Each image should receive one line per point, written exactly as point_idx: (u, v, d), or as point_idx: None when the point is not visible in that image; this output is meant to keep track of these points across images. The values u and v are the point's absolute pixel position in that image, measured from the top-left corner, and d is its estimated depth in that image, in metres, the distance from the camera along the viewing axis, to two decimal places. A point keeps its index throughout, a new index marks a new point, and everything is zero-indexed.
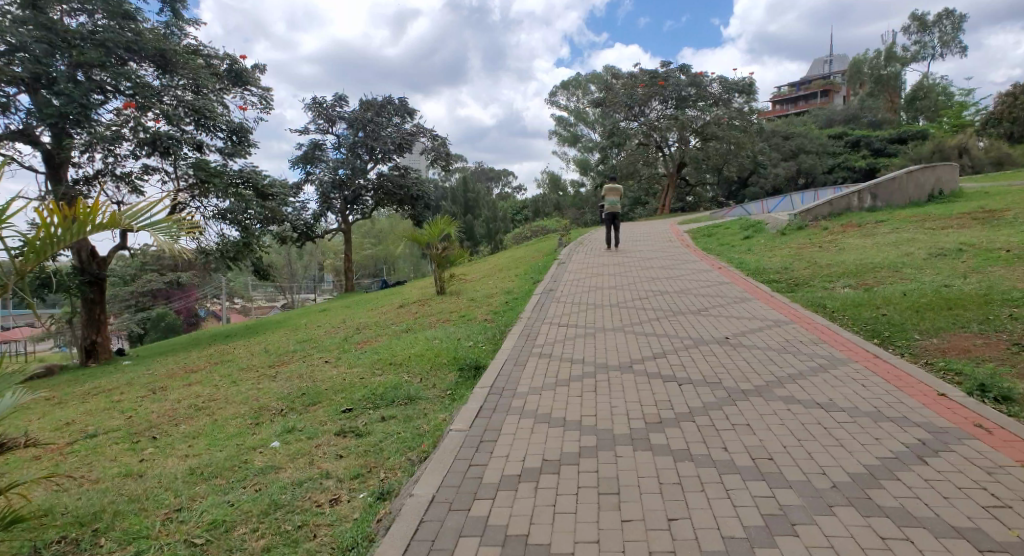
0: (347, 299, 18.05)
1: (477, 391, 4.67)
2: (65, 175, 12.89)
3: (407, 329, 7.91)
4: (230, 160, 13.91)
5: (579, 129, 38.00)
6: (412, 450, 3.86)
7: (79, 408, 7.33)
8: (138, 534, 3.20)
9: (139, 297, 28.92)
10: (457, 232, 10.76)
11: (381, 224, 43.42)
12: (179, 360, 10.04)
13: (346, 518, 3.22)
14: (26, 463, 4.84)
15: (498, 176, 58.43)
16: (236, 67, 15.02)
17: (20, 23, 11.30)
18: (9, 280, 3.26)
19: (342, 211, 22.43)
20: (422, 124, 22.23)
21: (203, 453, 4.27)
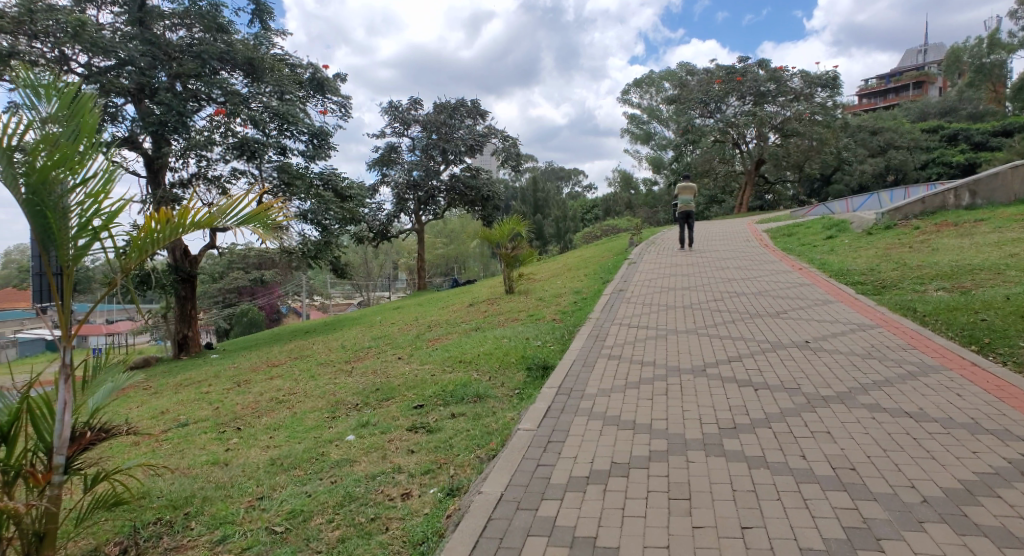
0: (419, 298, 18.36)
1: (545, 391, 4.67)
2: (163, 179, 13.71)
3: (477, 328, 8.01)
4: (312, 163, 14.53)
5: (651, 127, 37.48)
6: (481, 448, 3.90)
7: (172, 398, 7.81)
8: (225, 519, 3.37)
9: (226, 294, 30.67)
10: (526, 231, 10.78)
11: (453, 224, 44.16)
12: (261, 355, 10.53)
13: (417, 513, 3.29)
14: (127, 448, 5.19)
15: (568, 176, 58.64)
16: (317, 76, 15.59)
17: (128, 39, 12.23)
18: (117, 277, 3.49)
19: (416, 212, 22.94)
20: (493, 126, 22.43)
21: (283, 445, 4.45)
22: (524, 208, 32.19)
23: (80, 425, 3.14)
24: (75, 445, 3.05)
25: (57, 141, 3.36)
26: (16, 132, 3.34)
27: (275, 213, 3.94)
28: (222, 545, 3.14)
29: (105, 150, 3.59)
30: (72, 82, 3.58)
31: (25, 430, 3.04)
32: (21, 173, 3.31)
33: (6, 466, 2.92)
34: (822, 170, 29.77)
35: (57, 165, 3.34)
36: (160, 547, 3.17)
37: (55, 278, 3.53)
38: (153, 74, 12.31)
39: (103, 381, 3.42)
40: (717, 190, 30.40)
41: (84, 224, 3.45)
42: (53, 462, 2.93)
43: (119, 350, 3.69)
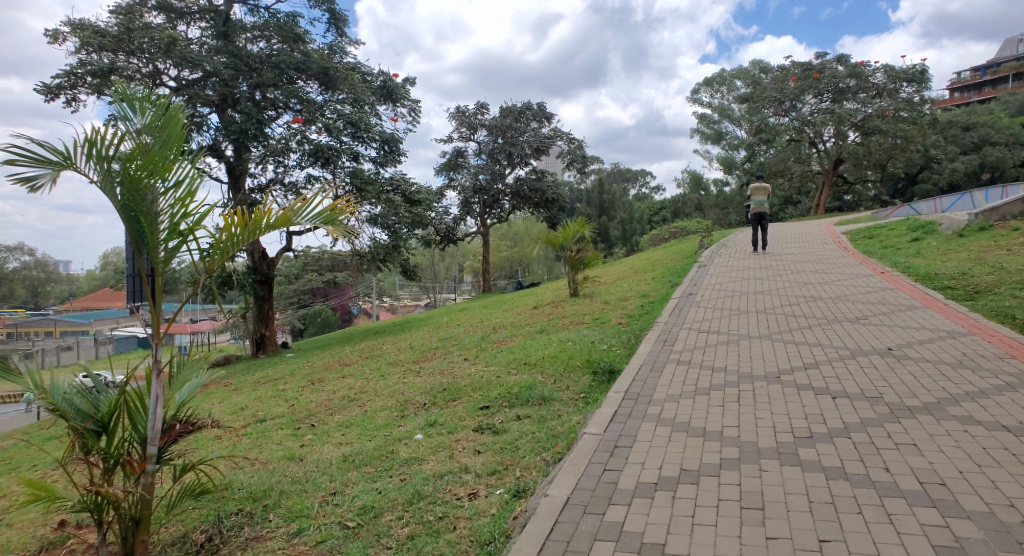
0: (484, 300, 18.50)
1: (612, 395, 4.63)
2: (243, 185, 14.36)
3: (541, 331, 8.02)
4: (383, 169, 14.93)
5: (722, 126, 36.60)
6: (547, 451, 3.89)
7: (251, 394, 8.17)
8: (300, 513, 3.50)
9: (301, 295, 31.93)
10: (591, 233, 10.70)
11: (518, 227, 44.45)
12: (334, 354, 10.89)
13: (484, 513, 3.32)
14: (211, 442, 5.47)
15: (635, 178, 58.08)
16: (388, 84, 15.98)
17: (214, 52, 12.93)
18: (201, 278, 3.67)
19: (481, 215, 23.21)
20: (559, 128, 22.41)
21: (355, 442, 4.58)
22: (589, 211, 31.97)
23: (171, 417, 3.32)
24: (165, 436, 3.23)
25: (148, 149, 3.58)
26: (112, 143, 3.56)
27: (345, 212, 4.06)
28: (298, 538, 3.25)
29: (190, 157, 3.80)
30: (162, 95, 3.82)
31: (122, 421, 3.25)
32: (117, 180, 3.55)
33: (106, 453, 3.15)
34: (905, 169, 28.21)
35: (148, 172, 3.56)
36: (241, 536, 3.32)
37: (147, 279, 3.75)
38: (235, 84, 12.94)
39: (189, 375, 3.61)
40: (792, 190, 29.29)
41: (172, 227, 3.64)
42: (147, 451, 3.11)
43: (204, 347, 3.88)
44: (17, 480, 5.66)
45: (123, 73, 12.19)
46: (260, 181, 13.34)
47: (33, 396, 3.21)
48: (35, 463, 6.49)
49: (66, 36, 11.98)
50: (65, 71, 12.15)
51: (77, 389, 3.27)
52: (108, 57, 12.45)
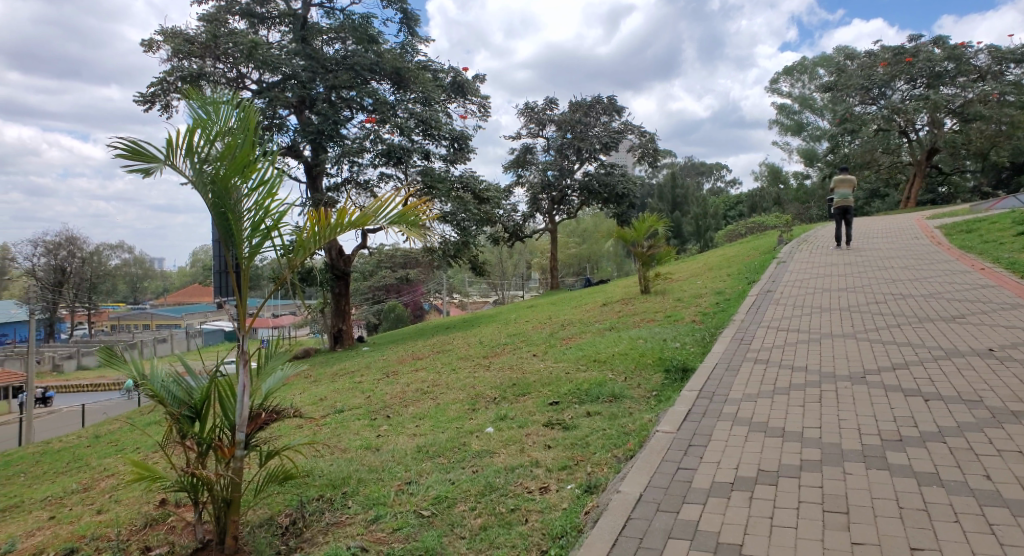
0: (553, 297, 18.48)
1: (685, 393, 4.56)
2: (320, 184, 14.87)
3: (611, 328, 7.98)
4: (452, 167, 15.12)
5: (803, 117, 35.24)
6: (618, 448, 3.88)
7: (330, 386, 8.52)
8: (377, 500, 3.62)
9: (375, 291, 33.02)
10: (664, 229, 10.58)
11: (587, 223, 44.40)
12: (409, 348, 11.16)
13: (555, 507, 3.34)
14: (293, 430, 5.75)
15: (710, 171, 56.82)
16: (459, 80, 16.09)
17: (293, 55, 13.44)
18: (285, 274, 3.83)
19: (549, 212, 23.20)
20: (629, 122, 22.11)
21: (427, 434, 4.70)
22: (660, 206, 31.47)
23: (257, 406, 3.46)
24: (252, 424, 3.36)
25: (234, 150, 3.73)
26: (200, 146, 3.73)
27: (419, 213, 4.17)
28: (376, 524, 3.37)
29: (272, 158, 3.93)
30: (246, 97, 3.96)
31: (213, 408, 3.42)
32: (206, 180, 3.73)
33: (200, 438, 3.32)
34: (1009, 157, 26.10)
35: (234, 173, 3.71)
36: (323, 520, 3.47)
37: (234, 274, 3.91)
38: (312, 86, 13.40)
39: (274, 367, 3.76)
40: (880, 182, 27.85)
41: (257, 225, 3.79)
42: (235, 438, 3.25)
43: (287, 340, 4.04)
44: (125, 460, 6.14)
45: (210, 77, 12.82)
46: (336, 180, 13.77)
47: (133, 384, 3.43)
48: (139, 444, 7.03)
49: (160, 45, 12.71)
50: (159, 78, 12.90)
51: (172, 378, 3.48)
52: (197, 63, 13.14)
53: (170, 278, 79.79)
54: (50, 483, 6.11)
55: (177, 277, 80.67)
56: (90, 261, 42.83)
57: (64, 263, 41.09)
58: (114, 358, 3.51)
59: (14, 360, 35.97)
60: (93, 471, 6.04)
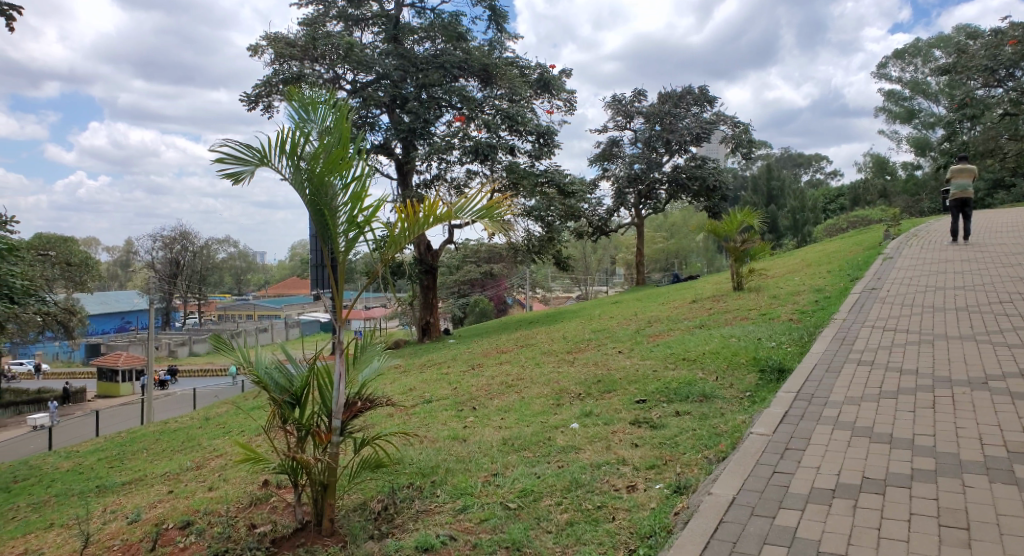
0: (639, 292, 18.24)
1: (782, 394, 4.39)
2: (410, 181, 15.31)
3: (701, 326, 7.78)
4: (537, 162, 15.12)
5: (914, 103, 33.19)
6: (709, 449, 3.77)
7: (420, 376, 8.77)
8: (465, 491, 3.69)
9: (460, 285, 33.77)
10: (759, 223, 10.26)
11: (675, 217, 43.77)
12: (493, 341, 11.31)
13: (643, 506, 3.28)
14: (385, 418, 5.98)
15: (809, 163, 54.42)
16: (545, 76, 16.07)
17: (385, 56, 13.95)
18: (377, 267, 3.97)
19: (636, 206, 22.85)
20: (722, 112, 21.51)
21: (513, 427, 4.74)
22: (755, 200, 30.33)
23: (353, 394, 3.56)
24: (348, 411, 3.47)
25: (328, 149, 3.88)
26: (298, 145, 3.90)
27: (503, 208, 4.18)
28: (464, 514, 3.43)
29: (364, 156, 4.05)
30: (341, 97, 4.10)
31: (313, 396, 3.57)
32: (304, 176, 3.90)
33: (300, 423, 3.47)
34: None
35: (329, 171, 3.86)
36: (413, 508, 3.56)
37: (331, 268, 4.08)
38: (403, 85, 13.81)
39: (368, 357, 3.90)
40: (1003, 173, 25.68)
41: (351, 220, 3.91)
42: (333, 424, 3.38)
43: (380, 333, 4.17)
44: (233, 441, 6.57)
45: (308, 78, 13.44)
46: (425, 177, 14.11)
47: (239, 369, 3.64)
48: (244, 427, 7.50)
49: (264, 50, 13.46)
50: (263, 81, 13.66)
51: (275, 364, 3.66)
52: (297, 65, 13.80)
53: (269, 271, 84.81)
54: (168, 459, 6.60)
55: (277, 271, 85.63)
56: (201, 254, 46.04)
57: (178, 256, 44.44)
58: (223, 345, 3.72)
59: (137, 345, 39.43)
60: (206, 450, 6.49)
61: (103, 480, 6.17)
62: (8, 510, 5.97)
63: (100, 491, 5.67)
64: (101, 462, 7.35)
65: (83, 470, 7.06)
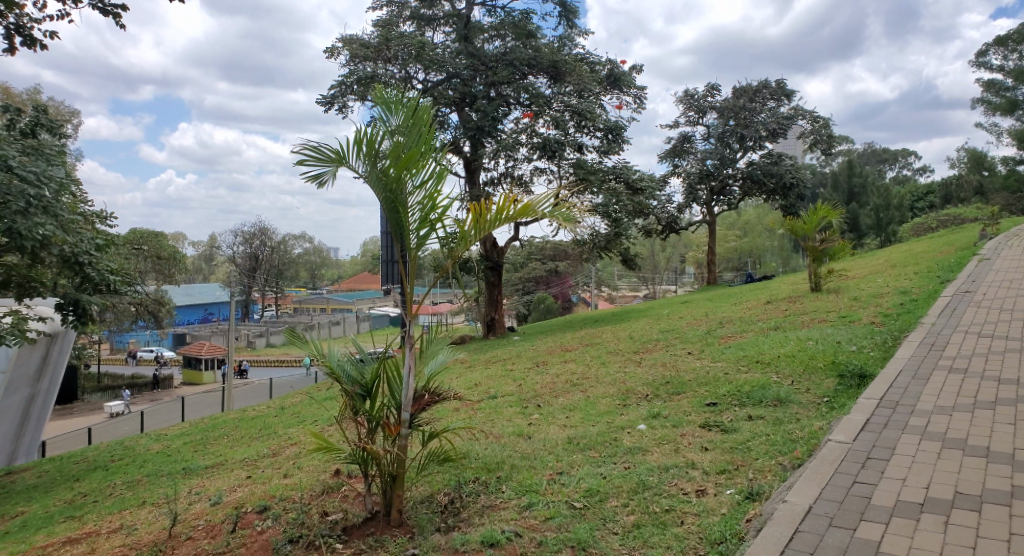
0: (709, 292, 17.85)
1: (863, 401, 4.20)
2: (478, 178, 15.49)
3: (775, 328, 7.53)
4: (606, 158, 15.01)
5: (1018, 93, 30.95)
6: (784, 455, 3.65)
7: (486, 372, 8.85)
8: (530, 488, 3.70)
9: (525, 282, 34.06)
10: (839, 222, 9.98)
11: (749, 215, 42.72)
12: (558, 339, 11.30)
13: (714, 511, 3.20)
14: (452, 413, 6.07)
15: (895, 158, 51.88)
16: (615, 71, 15.97)
17: (456, 54, 14.18)
18: (448, 263, 4.05)
19: (708, 202, 22.31)
20: (800, 106, 20.83)
21: (578, 426, 4.72)
22: (835, 197, 29.11)
23: (421, 387, 3.61)
24: (416, 404, 3.52)
25: (404, 148, 3.95)
26: (375, 143, 3.99)
27: (573, 204, 4.16)
28: (529, 511, 3.43)
29: (437, 154, 4.11)
30: (416, 95, 4.15)
31: (382, 389, 3.63)
32: (381, 175, 3.99)
33: (370, 415, 3.54)
34: None
35: (403, 169, 3.94)
36: (478, 502, 3.60)
37: (402, 263, 4.16)
38: (473, 83, 13.99)
39: (435, 352, 3.94)
40: None
41: (424, 218, 3.99)
42: (402, 417, 3.44)
43: (448, 328, 4.24)
44: (307, 430, 6.80)
45: (381, 78, 13.80)
46: (493, 174, 14.27)
47: (313, 360, 3.75)
48: (316, 417, 7.76)
49: (340, 51, 13.86)
50: (338, 82, 14.08)
51: (347, 356, 3.76)
52: (370, 66, 14.16)
53: (343, 267, 88.40)
54: (247, 446, 6.90)
55: (349, 267, 88.65)
56: (278, 249, 48.21)
57: (258, 250, 46.56)
58: (298, 337, 3.84)
59: (219, 336, 41.72)
60: (281, 438, 6.74)
61: (188, 463, 6.52)
62: (106, 487, 6.39)
63: (185, 474, 5.99)
64: (185, 446, 7.77)
65: (171, 453, 7.49)
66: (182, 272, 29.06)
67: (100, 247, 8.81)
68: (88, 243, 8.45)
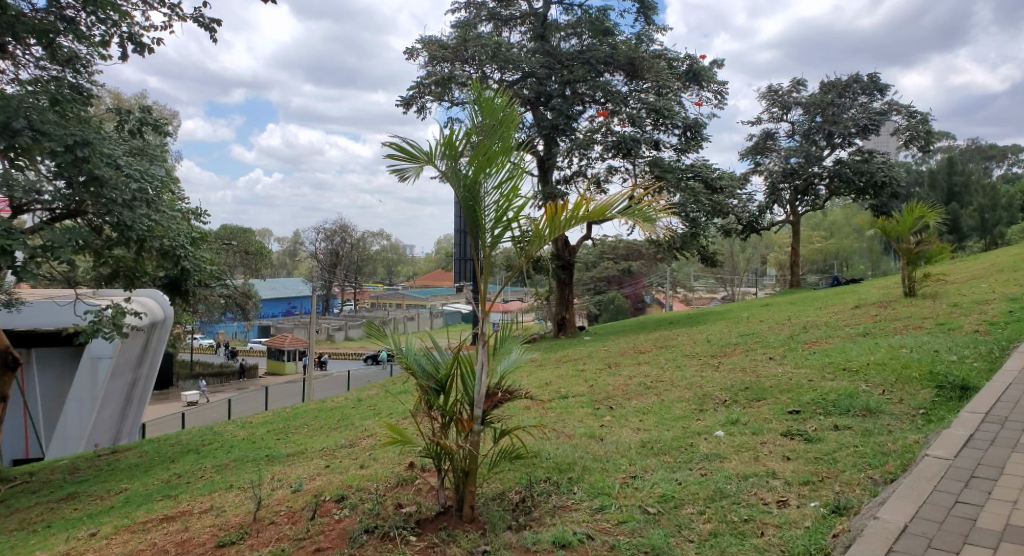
0: (789, 296, 17.21)
1: (964, 415, 3.93)
2: (551, 177, 15.54)
3: (864, 334, 7.20)
4: (683, 156, 14.72)
5: None
6: (874, 469, 3.46)
7: (557, 371, 8.85)
8: (602, 490, 3.66)
9: (597, 282, 34.06)
10: (939, 223, 9.48)
11: (835, 216, 41.06)
12: (630, 341, 11.18)
13: (796, 524, 3.05)
14: (523, 412, 6.10)
15: (1002, 155, 48.45)
16: (694, 67, 15.64)
17: (532, 54, 14.36)
18: (522, 262, 4.07)
19: (791, 202, 21.53)
20: (895, 101, 19.87)
21: (652, 430, 4.64)
22: (932, 197, 27.56)
23: (493, 385, 3.62)
24: (489, 401, 3.52)
25: (483, 147, 4.00)
26: (455, 142, 4.06)
27: (652, 207, 4.09)
28: (601, 514, 3.39)
29: (516, 154, 4.13)
30: (498, 93, 4.17)
31: (456, 385, 3.67)
32: (459, 173, 4.06)
33: (444, 410, 3.58)
34: None
35: (482, 168, 3.99)
36: (550, 502, 3.59)
37: (476, 261, 4.22)
38: (548, 82, 14.12)
39: (508, 349, 3.96)
40: None
41: (498, 217, 4.02)
42: (474, 412, 3.44)
43: (522, 326, 4.24)
44: (382, 423, 7.00)
45: (458, 79, 14.14)
46: (566, 173, 14.29)
47: (390, 354, 3.84)
48: (391, 411, 7.96)
49: (419, 52, 14.22)
50: (416, 82, 14.51)
51: (423, 352, 3.82)
52: (448, 66, 14.50)
53: (417, 265, 91.13)
54: (326, 435, 7.17)
55: (422, 265, 90.97)
56: (356, 246, 49.91)
57: (338, 247, 47.97)
58: (376, 331, 3.96)
59: (300, 329, 43.78)
60: (358, 429, 6.96)
61: (271, 450, 6.82)
62: (196, 470, 6.77)
63: (269, 460, 6.28)
64: (268, 434, 8.15)
65: (255, 440, 7.87)
66: (268, 267, 30.57)
67: (194, 241, 9.40)
68: (184, 237, 9.03)
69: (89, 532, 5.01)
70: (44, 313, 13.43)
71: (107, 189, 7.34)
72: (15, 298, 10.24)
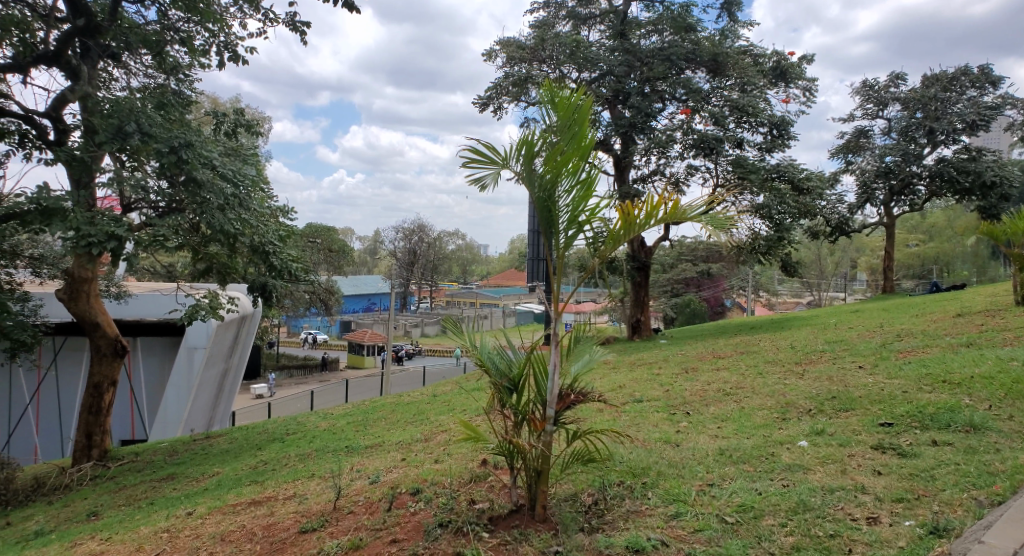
0: (881, 301, 16.30)
1: None
2: (627, 177, 15.35)
3: (968, 345, 6.72)
4: (768, 155, 14.18)
5: None
6: (978, 489, 3.22)
7: (631, 374, 8.79)
8: (678, 497, 3.59)
9: (675, 284, 33.46)
10: None
11: (937, 217, 38.48)
12: (707, 346, 10.86)
13: (889, 543, 2.87)
14: (598, 415, 6.05)
15: None
16: (782, 63, 15.11)
17: (611, 51, 14.21)
18: (596, 263, 4.01)
19: (887, 203, 20.40)
20: (1009, 94, 18.42)
21: (731, 437, 4.52)
22: None
23: (566, 385, 3.57)
24: (562, 402, 3.46)
25: (561, 148, 3.95)
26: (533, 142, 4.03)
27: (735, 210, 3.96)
28: (676, 521, 3.31)
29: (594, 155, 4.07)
30: (577, 92, 4.10)
31: (529, 384, 3.67)
32: (536, 174, 4.03)
33: (516, 409, 3.59)
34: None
35: (560, 170, 3.94)
36: (624, 506, 3.55)
37: (550, 261, 4.19)
38: (627, 80, 13.96)
39: (581, 350, 3.91)
40: None
41: (573, 217, 3.97)
42: (546, 412, 3.40)
43: (597, 328, 4.19)
44: (456, 419, 7.12)
45: (535, 79, 14.22)
46: (643, 172, 14.09)
47: (464, 352, 3.90)
48: (465, 408, 8.08)
49: (497, 54, 14.37)
50: (495, 83, 14.65)
51: (497, 350, 3.85)
52: (526, 66, 14.60)
53: (488, 264, 92.38)
54: (403, 429, 7.37)
55: (495, 264, 92.02)
56: (433, 245, 50.93)
57: (415, 245, 49.17)
58: (452, 328, 4.03)
59: (378, 324, 45.37)
60: (433, 424, 7.11)
61: (350, 442, 7.06)
62: (281, 457, 7.10)
63: (349, 451, 6.51)
64: (348, 426, 8.45)
65: (335, 431, 8.16)
66: (349, 264, 31.73)
67: (281, 238, 9.81)
68: (274, 234, 9.47)
69: (187, 510, 5.35)
70: (146, 304, 14.43)
71: (204, 190, 7.88)
72: (123, 289, 11.13)
